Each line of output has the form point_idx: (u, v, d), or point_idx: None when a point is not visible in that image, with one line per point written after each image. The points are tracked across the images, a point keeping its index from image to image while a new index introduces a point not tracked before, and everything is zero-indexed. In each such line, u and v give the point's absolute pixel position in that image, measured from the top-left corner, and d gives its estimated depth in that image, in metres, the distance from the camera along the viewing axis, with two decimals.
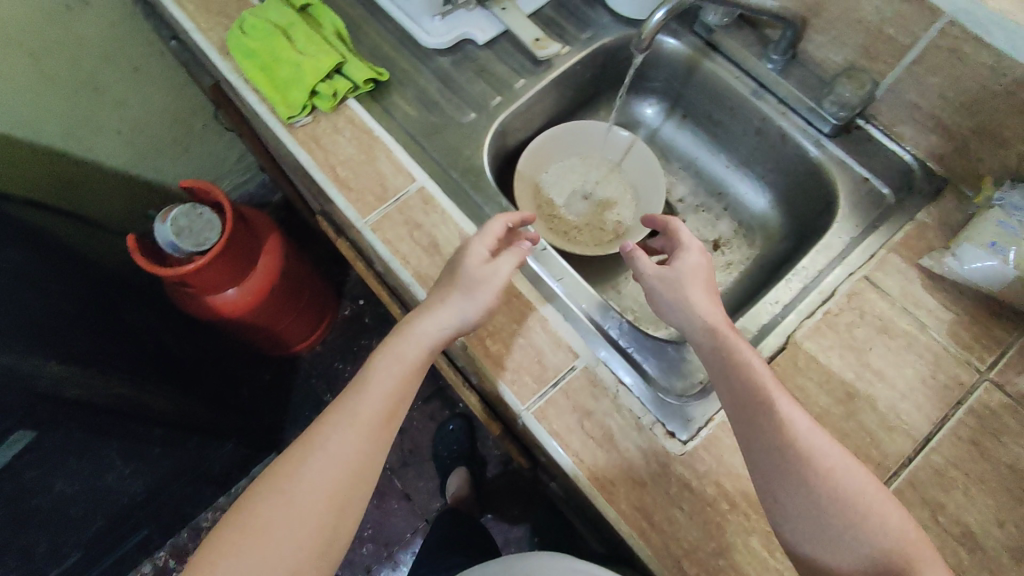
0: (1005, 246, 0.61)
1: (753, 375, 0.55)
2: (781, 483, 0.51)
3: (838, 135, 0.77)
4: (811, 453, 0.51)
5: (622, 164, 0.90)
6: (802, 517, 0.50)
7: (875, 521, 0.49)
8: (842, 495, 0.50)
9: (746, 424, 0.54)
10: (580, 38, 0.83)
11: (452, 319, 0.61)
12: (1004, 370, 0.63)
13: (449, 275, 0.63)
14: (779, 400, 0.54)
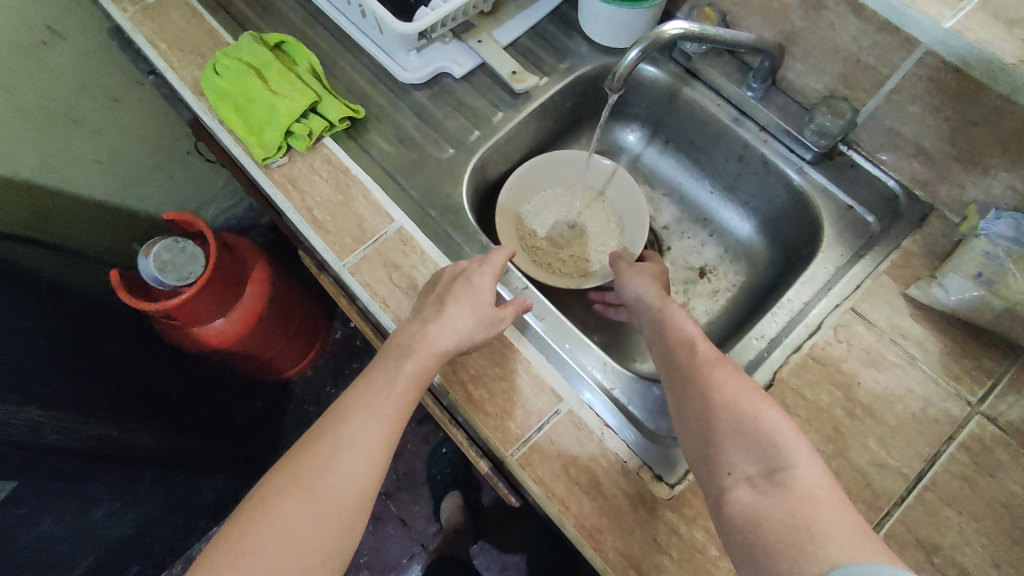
0: (990, 278, 0.60)
1: (680, 326, 0.59)
2: (684, 401, 0.52)
3: (821, 161, 0.76)
4: (706, 369, 0.52)
5: (606, 192, 0.89)
6: (696, 430, 0.50)
7: (757, 421, 0.47)
8: (728, 401, 0.49)
9: (669, 365, 0.57)
10: (559, 68, 0.83)
11: (454, 331, 0.60)
12: (995, 402, 0.62)
13: (462, 297, 0.62)
14: (697, 340, 0.57)
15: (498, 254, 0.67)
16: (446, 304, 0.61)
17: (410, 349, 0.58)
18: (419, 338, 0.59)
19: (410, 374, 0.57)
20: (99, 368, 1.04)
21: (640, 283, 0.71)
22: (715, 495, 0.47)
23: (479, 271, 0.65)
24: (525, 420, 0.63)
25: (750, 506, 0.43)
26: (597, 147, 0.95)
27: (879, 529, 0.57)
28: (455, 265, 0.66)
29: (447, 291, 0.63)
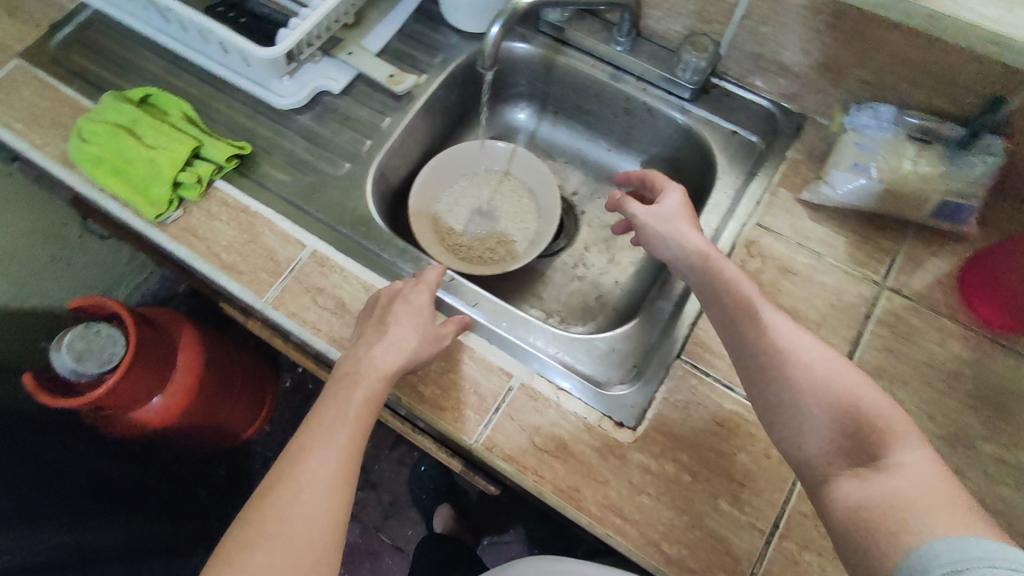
0: (866, 164, 0.66)
1: (736, 288, 0.57)
2: (768, 387, 0.52)
3: (698, 98, 0.80)
4: (789, 348, 0.52)
5: (511, 172, 0.90)
6: (783, 411, 0.51)
7: (857, 409, 0.48)
8: (824, 386, 0.49)
9: (732, 332, 0.56)
10: (434, 63, 0.83)
11: (397, 345, 0.59)
12: (896, 276, 0.67)
13: (400, 316, 0.62)
14: (764, 308, 0.55)
15: (434, 271, 0.67)
16: (386, 323, 0.61)
17: (355, 374, 0.58)
18: (361, 361, 0.58)
19: (356, 400, 0.56)
20: (36, 473, 0.97)
21: (681, 235, 0.63)
22: (814, 478, 0.48)
23: (416, 287, 0.64)
24: (481, 403, 0.63)
25: (859, 494, 0.44)
26: (490, 131, 0.95)
27: None
28: (382, 290, 0.65)
29: (383, 311, 0.63)
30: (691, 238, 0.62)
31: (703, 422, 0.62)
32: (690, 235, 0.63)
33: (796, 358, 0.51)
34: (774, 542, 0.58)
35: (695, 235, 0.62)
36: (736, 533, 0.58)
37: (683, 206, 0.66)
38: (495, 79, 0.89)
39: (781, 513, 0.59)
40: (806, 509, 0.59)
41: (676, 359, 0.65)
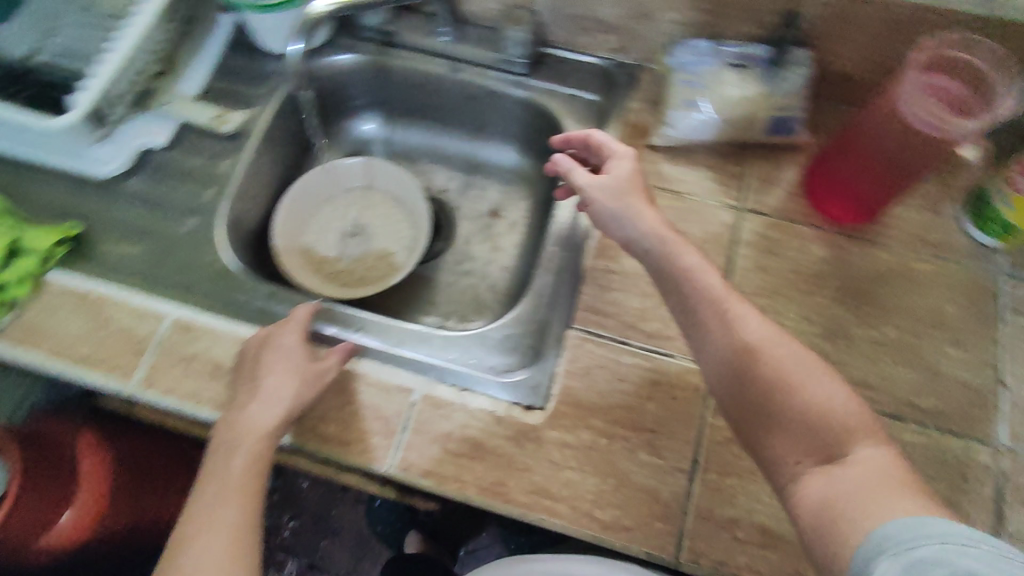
0: (696, 99, 0.69)
1: (697, 276, 0.54)
2: (736, 383, 0.50)
3: (535, 70, 0.80)
4: (760, 345, 0.50)
5: (374, 185, 0.87)
6: (750, 403, 0.49)
7: (822, 405, 0.47)
8: (793, 381, 0.48)
9: (694, 321, 0.54)
10: (261, 94, 0.79)
11: (275, 396, 0.57)
12: (750, 197, 0.71)
13: (272, 366, 0.59)
14: (731, 301, 0.53)
15: (303, 308, 0.64)
16: (259, 379, 0.58)
17: (234, 439, 0.55)
18: (245, 422, 0.56)
19: (239, 465, 0.53)
20: None
21: (632, 214, 0.59)
22: (777, 473, 0.47)
23: (284, 331, 0.62)
24: (386, 426, 0.61)
25: (824, 490, 0.44)
26: (340, 149, 0.91)
27: None
28: (252, 339, 0.62)
29: (254, 366, 0.60)
30: (646, 216, 0.59)
31: (606, 382, 0.63)
32: (647, 215, 0.59)
33: (766, 354, 0.50)
34: (697, 477, 0.59)
35: (651, 214, 0.59)
36: (661, 481, 0.59)
37: (633, 180, 0.62)
38: (325, 100, 0.86)
39: (697, 448, 0.60)
40: (719, 437, 0.61)
41: (567, 329, 0.65)
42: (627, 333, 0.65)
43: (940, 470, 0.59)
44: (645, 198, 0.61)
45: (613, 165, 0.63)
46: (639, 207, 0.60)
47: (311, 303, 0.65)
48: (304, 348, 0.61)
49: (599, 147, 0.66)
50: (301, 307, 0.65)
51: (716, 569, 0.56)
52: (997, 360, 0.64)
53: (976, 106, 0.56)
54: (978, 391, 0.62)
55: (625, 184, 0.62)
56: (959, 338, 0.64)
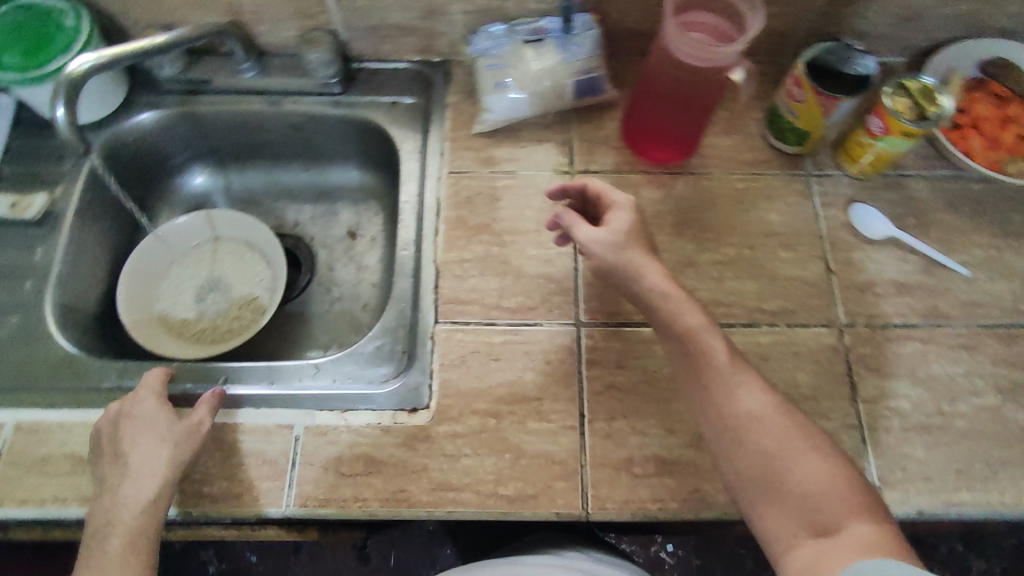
0: (505, 81, 0.72)
1: (697, 339, 0.54)
2: (734, 451, 0.51)
3: (349, 87, 0.81)
4: (757, 417, 0.51)
5: (221, 235, 0.83)
6: (752, 466, 0.50)
7: (814, 481, 0.49)
8: (785, 454, 0.50)
9: (699, 378, 0.54)
10: (65, 169, 0.75)
11: (147, 470, 0.55)
12: (579, 159, 0.74)
13: (135, 438, 0.57)
14: (730, 367, 0.54)
15: (154, 371, 0.62)
16: (123, 452, 0.56)
17: (110, 524, 0.53)
18: (115, 506, 0.54)
19: (120, 548, 0.52)
20: None
21: (642, 274, 0.56)
22: (772, 540, 0.48)
23: (137, 397, 0.59)
24: (272, 469, 0.59)
25: (816, 563, 0.45)
26: (174, 211, 0.87)
27: (579, 305, 0.67)
28: (104, 420, 0.59)
29: (114, 441, 0.57)
30: (658, 283, 0.55)
31: (482, 365, 0.64)
32: (655, 279, 0.55)
33: (763, 424, 0.51)
34: (587, 430, 0.61)
35: (660, 278, 0.55)
36: (555, 443, 0.61)
37: (634, 233, 0.57)
38: (123, 167, 0.80)
39: (581, 403, 0.62)
40: (598, 387, 0.63)
41: (435, 325, 0.66)
42: (492, 312, 0.66)
43: (797, 360, 0.64)
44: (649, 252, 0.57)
45: (610, 216, 0.58)
46: (646, 273, 0.56)
47: (157, 371, 0.62)
48: (168, 410, 0.59)
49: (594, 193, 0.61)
50: (148, 375, 0.61)
51: (624, 509, 0.59)
52: (824, 251, 0.69)
53: (730, 28, 0.62)
54: (814, 283, 0.68)
55: (629, 238, 0.57)
56: (788, 240, 0.70)
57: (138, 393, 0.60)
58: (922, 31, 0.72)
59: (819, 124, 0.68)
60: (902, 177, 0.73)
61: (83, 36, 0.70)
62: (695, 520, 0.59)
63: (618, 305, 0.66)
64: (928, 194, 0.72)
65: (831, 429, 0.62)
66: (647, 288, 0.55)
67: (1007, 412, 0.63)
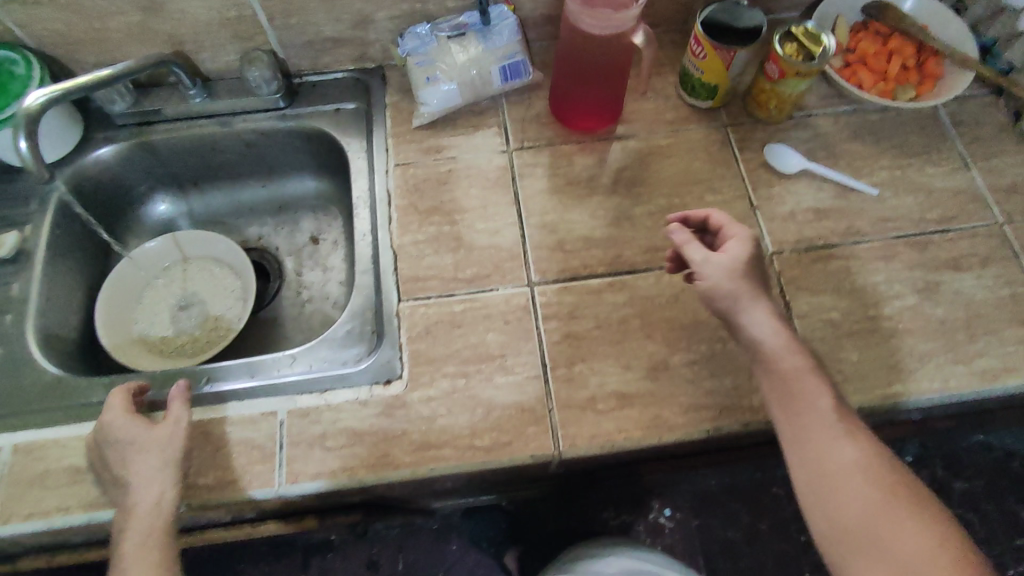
0: (435, 75, 0.78)
1: (800, 383, 0.57)
2: (825, 496, 0.53)
3: (293, 100, 0.86)
4: (853, 469, 0.53)
5: (189, 256, 0.88)
6: (849, 516, 0.52)
7: (906, 542, 0.50)
8: (878, 510, 0.51)
9: (797, 420, 0.57)
10: (31, 210, 0.79)
11: (143, 476, 0.59)
12: (515, 138, 0.80)
13: (122, 456, 0.60)
14: (830, 413, 0.56)
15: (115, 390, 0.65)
16: (118, 470, 0.60)
17: (125, 534, 0.58)
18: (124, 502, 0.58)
19: (138, 553, 0.57)
20: None
21: (750, 301, 0.60)
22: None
23: (107, 419, 0.62)
24: (261, 452, 0.63)
25: None
26: (143, 240, 0.91)
27: (529, 267, 0.72)
28: (92, 442, 0.62)
29: (105, 464, 0.61)
30: (768, 318, 0.59)
31: (447, 333, 0.69)
32: (765, 316, 0.59)
33: (857, 477, 0.53)
34: (550, 377, 0.66)
35: (770, 315, 0.60)
36: (523, 393, 0.65)
37: (748, 266, 0.61)
38: (89, 202, 0.84)
39: (542, 353, 0.67)
40: (556, 338, 0.68)
41: (399, 304, 0.71)
42: (450, 284, 0.71)
43: None
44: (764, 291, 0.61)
45: (730, 246, 0.62)
46: (755, 310, 0.60)
47: (125, 388, 0.65)
48: (141, 422, 0.62)
49: (717, 227, 0.65)
50: (117, 392, 0.65)
51: (593, 442, 0.63)
52: (747, 190, 0.75)
53: None
54: (740, 219, 0.74)
55: (742, 266, 0.61)
56: (713, 185, 0.76)
57: (114, 409, 0.63)
58: None
59: (722, 75, 0.75)
60: (808, 117, 0.80)
61: (37, 80, 0.75)
62: (659, 444, 0.63)
63: (565, 263, 0.72)
64: (832, 128, 0.79)
65: None
66: (754, 323, 0.60)
67: (927, 308, 0.68)
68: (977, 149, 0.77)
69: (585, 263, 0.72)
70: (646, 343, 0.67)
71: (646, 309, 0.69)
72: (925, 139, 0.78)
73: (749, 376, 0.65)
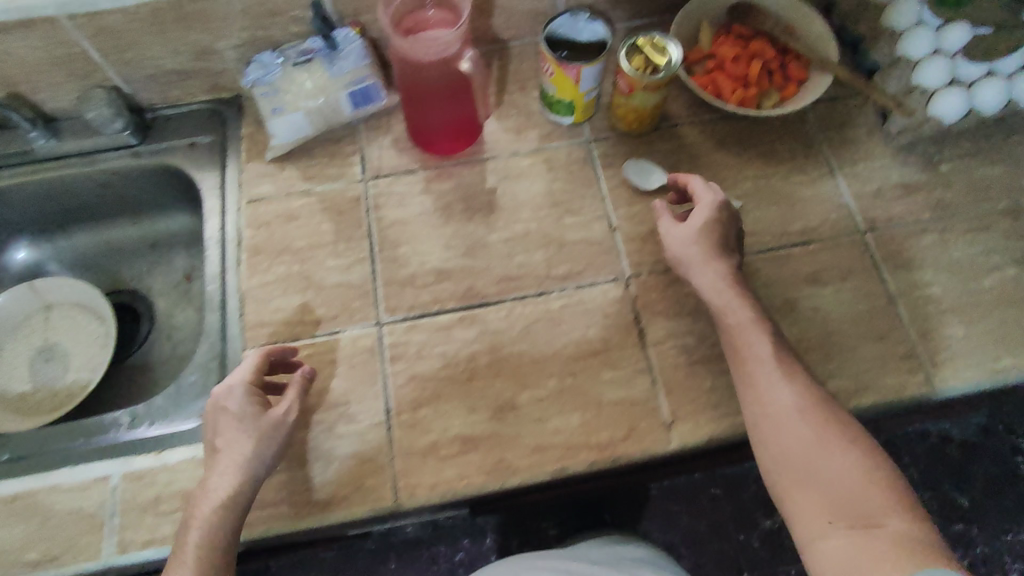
0: (281, 105, 0.73)
1: (746, 339, 0.60)
2: (768, 438, 0.56)
3: (146, 136, 0.81)
4: (791, 409, 0.56)
5: (51, 302, 0.84)
6: (789, 453, 0.54)
7: (844, 470, 0.53)
8: (819, 444, 0.54)
9: (741, 369, 0.59)
10: None
11: (230, 466, 0.56)
12: (371, 166, 0.76)
13: (227, 432, 0.58)
14: (771, 360, 0.58)
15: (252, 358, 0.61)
16: (218, 446, 0.57)
17: (194, 514, 0.55)
18: None
19: (201, 539, 0.54)
20: None
21: (701, 265, 0.63)
22: (805, 524, 0.52)
23: (230, 386, 0.59)
24: (90, 523, 0.61)
25: (849, 551, 0.49)
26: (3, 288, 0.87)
27: (378, 305, 0.69)
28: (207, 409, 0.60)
29: (209, 432, 0.58)
30: (718, 284, 0.62)
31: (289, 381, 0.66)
32: (710, 283, 0.63)
33: (796, 418, 0.55)
34: (393, 423, 0.64)
35: (716, 280, 0.63)
36: (367, 441, 0.63)
37: (706, 235, 0.64)
38: None
39: (387, 397, 0.65)
40: (402, 381, 0.65)
41: (243, 350, 0.68)
42: (295, 328, 0.68)
43: (586, 318, 0.67)
44: (723, 255, 0.64)
45: (696, 214, 0.64)
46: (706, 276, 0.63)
47: (258, 357, 0.61)
48: (258, 402, 0.59)
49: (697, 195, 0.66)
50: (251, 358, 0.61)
51: (434, 491, 0.61)
52: (606, 210, 0.72)
53: (450, 19, 0.63)
54: (598, 242, 0.71)
55: (701, 234, 0.64)
56: (573, 207, 0.73)
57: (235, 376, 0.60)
58: None
59: (575, 92, 0.71)
60: (674, 127, 0.76)
61: None
62: (503, 489, 0.62)
63: (416, 300, 0.69)
64: (699, 138, 0.76)
65: (623, 377, 0.65)
66: (703, 288, 0.63)
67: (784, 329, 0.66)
68: (844, 154, 0.74)
69: (437, 298, 0.69)
70: (494, 381, 0.65)
71: (497, 344, 0.66)
72: (791, 146, 0.75)
73: (598, 411, 0.64)
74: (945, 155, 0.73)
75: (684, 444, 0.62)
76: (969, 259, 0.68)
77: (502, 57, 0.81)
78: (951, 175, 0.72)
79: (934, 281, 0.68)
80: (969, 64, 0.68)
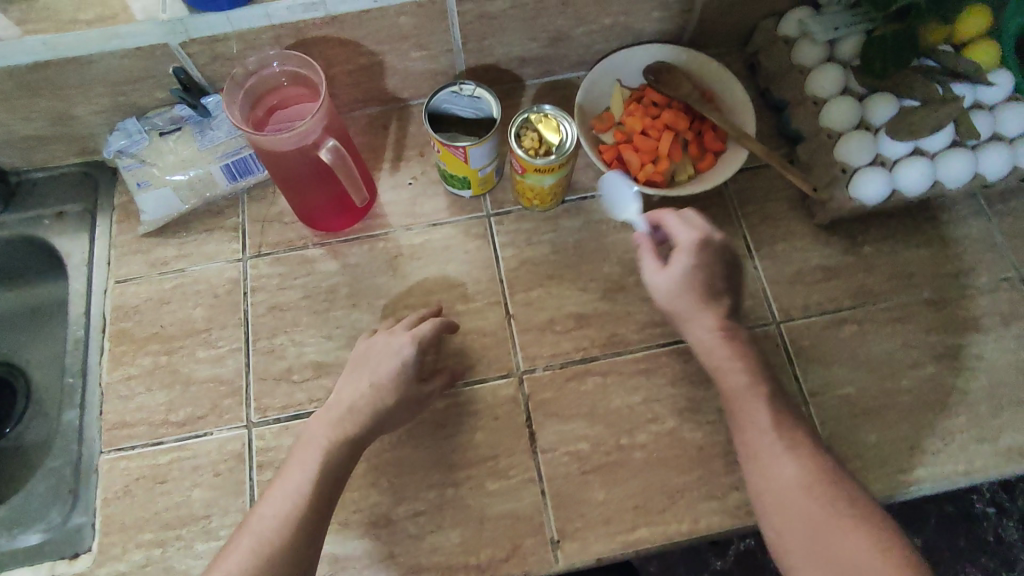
0: (147, 180, 0.67)
1: (746, 405, 0.54)
2: (774, 514, 0.50)
3: (8, 204, 0.72)
4: (795, 484, 0.50)
5: None
6: (794, 529, 0.48)
7: (855, 551, 0.46)
8: (827, 523, 0.48)
9: (742, 436, 0.54)
10: None
11: (356, 423, 0.54)
12: (252, 242, 0.69)
13: (385, 374, 0.55)
14: (774, 427, 0.52)
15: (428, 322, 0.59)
16: (370, 385, 0.55)
17: (313, 438, 0.54)
18: None
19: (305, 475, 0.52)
20: None
21: (694, 313, 0.55)
22: None
23: (399, 344, 0.57)
24: None
25: None
26: None
27: (249, 407, 0.63)
28: (364, 348, 0.58)
29: (365, 367, 0.57)
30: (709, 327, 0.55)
31: (146, 492, 0.61)
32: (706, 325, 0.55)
33: (801, 491, 0.49)
34: None
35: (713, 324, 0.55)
36: None
37: (693, 282, 0.54)
38: None
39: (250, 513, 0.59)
40: None
41: (97, 457, 0.62)
42: (157, 430, 0.63)
43: (474, 420, 0.62)
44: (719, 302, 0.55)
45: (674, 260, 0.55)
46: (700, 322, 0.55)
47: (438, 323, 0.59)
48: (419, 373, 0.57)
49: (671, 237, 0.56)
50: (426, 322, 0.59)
51: None
52: (503, 295, 0.67)
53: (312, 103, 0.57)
54: (492, 332, 0.65)
55: (689, 283, 0.54)
56: (468, 292, 0.67)
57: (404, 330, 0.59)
58: (576, 48, 0.71)
59: (467, 170, 0.64)
60: (581, 201, 0.71)
61: None
62: None
63: (291, 399, 0.63)
64: (608, 213, 0.70)
65: (509, 488, 0.60)
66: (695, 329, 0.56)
67: (685, 433, 0.62)
68: (764, 232, 0.69)
69: (313, 396, 0.63)
70: (369, 493, 0.60)
71: (374, 451, 0.61)
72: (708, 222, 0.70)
73: (479, 527, 0.59)
74: (869, 236, 0.68)
75: (570, 564, 0.58)
76: (886, 356, 0.64)
77: (401, 118, 0.74)
78: (874, 258, 0.67)
79: (849, 379, 0.63)
80: (892, 141, 0.63)
